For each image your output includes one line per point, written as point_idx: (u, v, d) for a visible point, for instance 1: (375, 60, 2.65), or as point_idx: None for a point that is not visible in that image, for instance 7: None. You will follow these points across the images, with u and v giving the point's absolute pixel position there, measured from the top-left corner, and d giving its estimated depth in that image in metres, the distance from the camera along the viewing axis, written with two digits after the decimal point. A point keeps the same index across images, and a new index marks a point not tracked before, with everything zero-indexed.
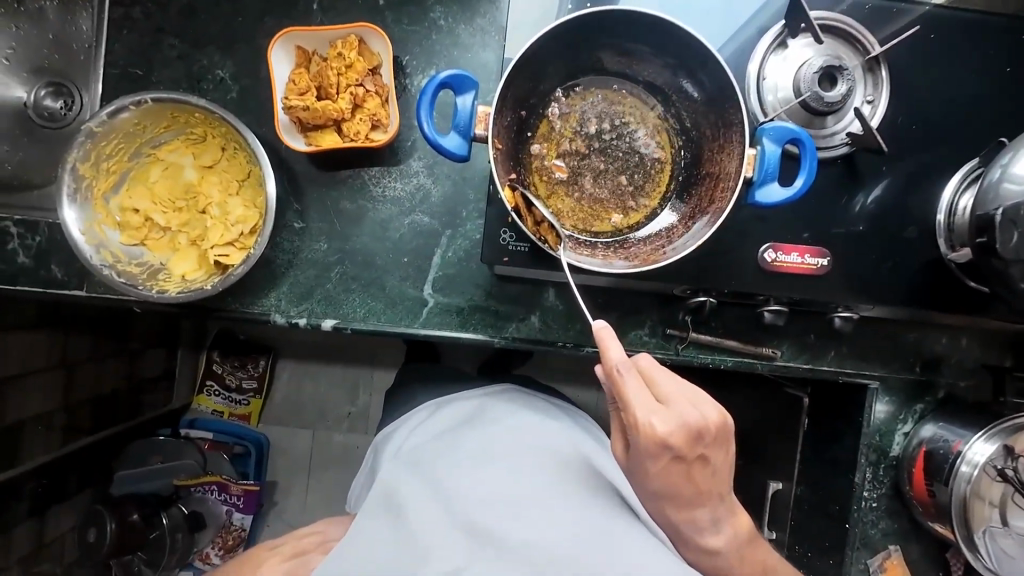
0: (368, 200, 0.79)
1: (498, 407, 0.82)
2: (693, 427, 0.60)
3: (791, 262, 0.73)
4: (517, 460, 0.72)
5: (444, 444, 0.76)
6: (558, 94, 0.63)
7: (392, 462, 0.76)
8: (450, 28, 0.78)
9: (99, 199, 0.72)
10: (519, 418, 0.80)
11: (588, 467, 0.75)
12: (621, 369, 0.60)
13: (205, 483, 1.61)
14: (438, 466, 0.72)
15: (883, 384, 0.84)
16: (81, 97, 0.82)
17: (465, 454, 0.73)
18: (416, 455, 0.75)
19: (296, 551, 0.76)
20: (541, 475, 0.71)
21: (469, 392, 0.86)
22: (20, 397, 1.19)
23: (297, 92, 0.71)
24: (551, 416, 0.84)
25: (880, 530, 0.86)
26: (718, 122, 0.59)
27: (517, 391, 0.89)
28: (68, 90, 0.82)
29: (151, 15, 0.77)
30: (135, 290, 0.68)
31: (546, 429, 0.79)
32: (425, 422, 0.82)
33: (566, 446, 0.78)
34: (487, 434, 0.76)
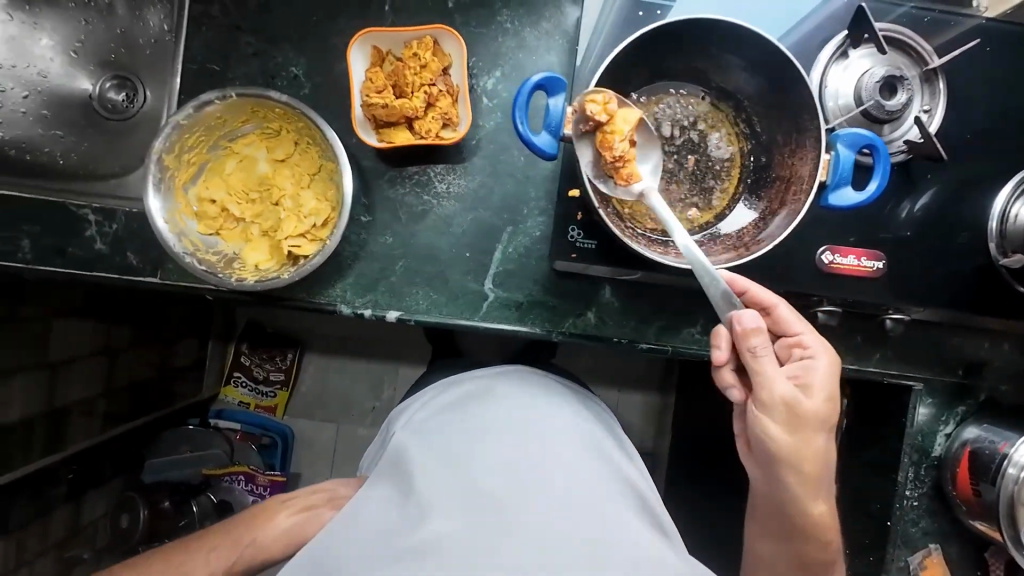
0: (433, 196, 0.81)
1: (509, 390, 0.82)
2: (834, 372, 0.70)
3: (848, 264, 0.76)
4: (521, 442, 0.71)
5: (451, 419, 0.78)
6: (633, 98, 0.65)
7: (406, 438, 0.77)
8: (517, 31, 0.81)
9: (179, 189, 0.75)
10: (527, 396, 0.81)
11: (590, 456, 0.74)
12: (772, 298, 0.69)
13: (232, 473, 1.60)
14: (446, 438, 0.74)
15: (927, 387, 0.87)
16: (143, 92, 0.98)
17: (474, 433, 0.73)
18: (428, 434, 0.76)
19: (306, 505, 0.80)
20: (544, 449, 0.71)
21: (482, 374, 0.88)
22: (71, 383, 1.21)
23: (374, 90, 0.73)
24: (562, 396, 0.86)
25: (920, 528, 0.88)
26: (791, 128, 0.61)
27: (530, 371, 0.90)
28: (134, 86, 0.98)
29: (229, 12, 0.78)
30: (218, 278, 0.71)
31: (555, 408, 0.80)
32: (437, 398, 0.85)
33: (570, 433, 0.76)
34: (495, 407, 0.78)
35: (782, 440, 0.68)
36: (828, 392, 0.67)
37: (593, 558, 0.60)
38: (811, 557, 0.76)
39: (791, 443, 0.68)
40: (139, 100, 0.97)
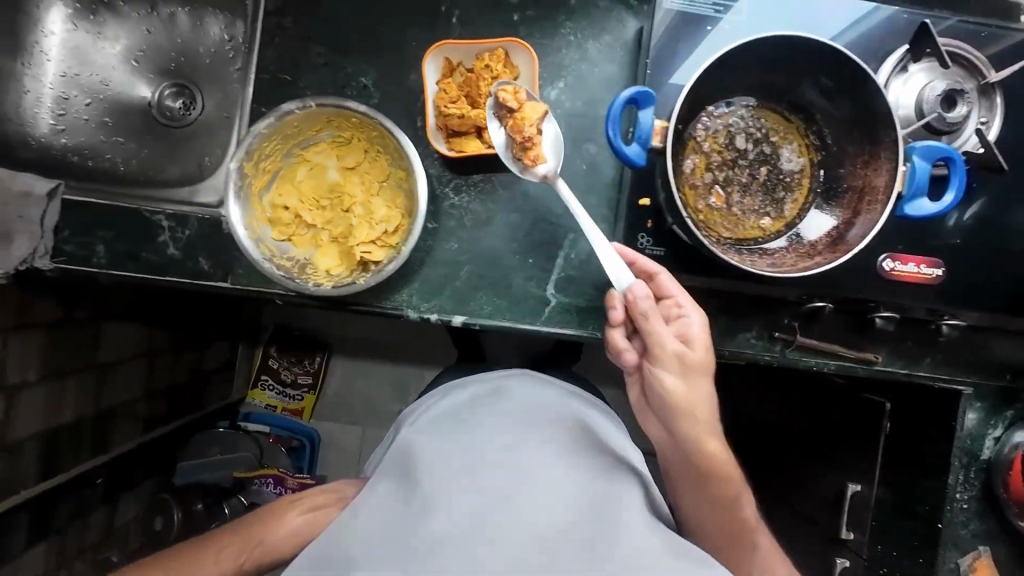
0: (497, 203, 0.83)
1: (513, 393, 0.86)
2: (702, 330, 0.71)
3: (908, 271, 0.79)
4: (518, 441, 0.73)
5: (457, 422, 0.81)
6: (708, 110, 0.67)
7: (410, 437, 0.80)
8: (579, 44, 0.83)
9: (255, 196, 0.76)
10: (532, 401, 0.84)
11: (586, 454, 0.75)
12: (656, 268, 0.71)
13: (262, 475, 1.52)
14: (450, 439, 0.76)
15: (976, 391, 0.89)
16: (200, 100, 1.00)
17: (474, 435, 0.75)
18: (431, 433, 0.79)
19: (314, 504, 0.83)
20: (547, 446, 0.73)
21: (488, 379, 0.91)
22: (117, 386, 1.23)
23: (448, 100, 0.75)
24: (568, 400, 0.89)
25: (970, 530, 0.90)
26: (865, 140, 0.63)
27: (538, 377, 0.94)
28: (192, 94, 1.00)
29: (302, 23, 0.81)
30: (296, 284, 0.72)
31: (560, 412, 0.83)
32: (444, 400, 0.89)
33: (566, 433, 0.78)
34: (499, 413, 0.81)
35: (676, 394, 0.71)
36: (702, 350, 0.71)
37: (590, 555, 0.60)
38: (741, 523, 0.77)
39: (679, 399, 0.71)
40: (197, 107, 0.99)
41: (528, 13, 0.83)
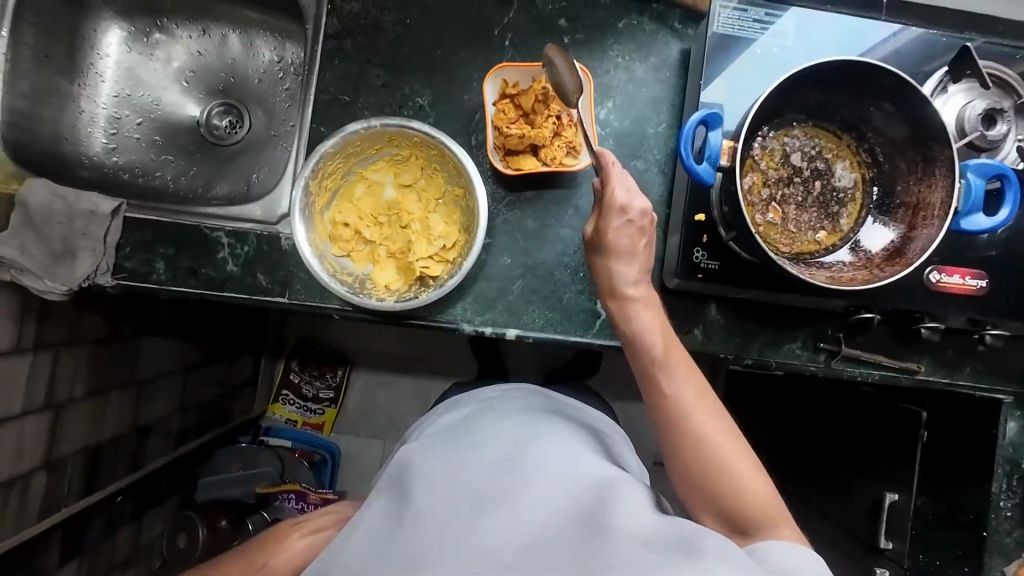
0: (549, 218, 0.85)
1: (507, 406, 0.91)
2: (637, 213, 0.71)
3: (954, 283, 0.80)
4: (506, 442, 0.77)
5: (453, 435, 0.85)
6: (764, 129, 0.70)
7: (410, 450, 0.85)
8: (627, 65, 0.86)
9: (317, 213, 0.78)
10: (525, 412, 0.87)
11: (577, 447, 0.78)
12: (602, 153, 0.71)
13: (284, 491, 1.51)
14: (445, 450, 0.79)
15: (1015, 399, 0.91)
16: (249, 118, 1.02)
17: (467, 442, 0.80)
18: (428, 444, 0.84)
19: (317, 526, 0.86)
20: (539, 446, 0.75)
21: (486, 396, 0.97)
22: (152, 401, 1.23)
23: (507, 121, 0.78)
24: (560, 413, 0.92)
25: (1014, 538, 0.91)
26: (919, 158, 0.66)
27: (532, 392, 0.98)
28: (241, 113, 1.02)
29: (361, 47, 0.83)
30: (360, 299, 0.74)
31: (553, 421, 0.86)
32: (444, 419, 0.93)
33: (555, 430, 0.81)
34: (492, 424, 0.84)
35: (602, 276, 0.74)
36: (621, 240, 0.72)
37: (586, 539, 0.60)
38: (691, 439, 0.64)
39: (606, 287, 0.74)
40: (246, 125, 1.01)
41: (577, 36, 0.86)
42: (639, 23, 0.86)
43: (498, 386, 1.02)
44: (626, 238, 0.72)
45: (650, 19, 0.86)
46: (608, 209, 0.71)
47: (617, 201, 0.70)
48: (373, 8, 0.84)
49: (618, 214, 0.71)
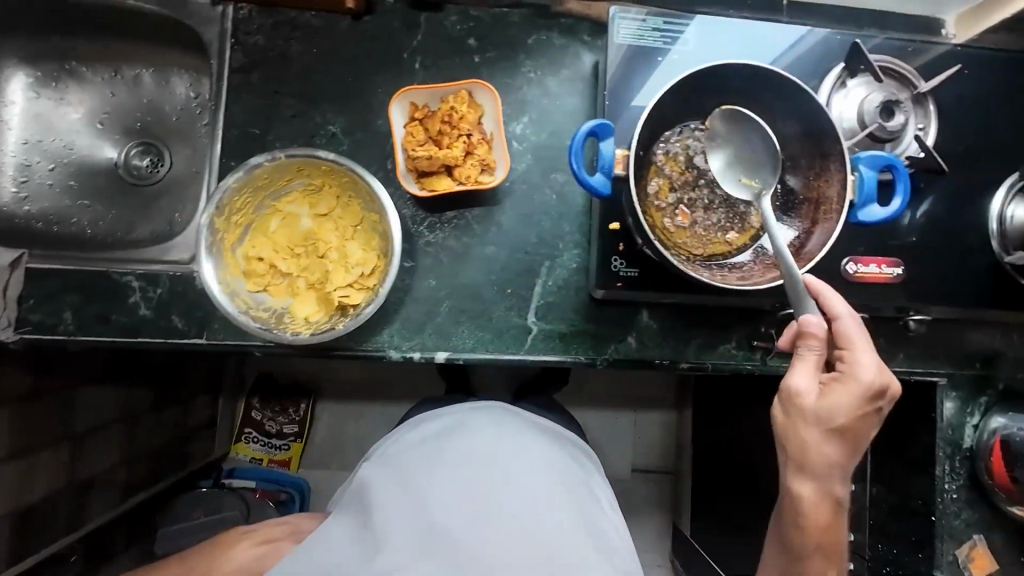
0: (472, 237, 0.84)
1: (481, 420, 0.88)
2: (874, 391, 0.64)
3: (871, 272, 0.80)
4: (481, 472, 0.77)
5: (422, 453, 0.83)
6: (665, 135, 0.71)
7: (377, 463, 0.84)
8: (540, 80, 0.86)
9: (228, 250, 0.76)
10: (501, 432, 0.85)
11: (547, 483, 0.79)
12: (840, 308, 0.67)
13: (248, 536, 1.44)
14: (415, 476, 0.78)
15: (950, 380, 0.91)
16: (170, 156, 1.00)
17: (439, 464, 0.79)
18: (396, 459, 0.83)
19: (267, 537, 0.88)
20: (515, 489, 0.76)
21: (458, 407, 0.92)
22: (94, 457, 1.16)
23: (416, 143, 0.77)
24: (535, 432, 0.89)
25: (963, 520, 0.91)
26: (815, 153, 0.67)
27: (505, 407, 0.93)
28: (159, 151, 1.00)
29: (267, 78, 0.82)
30: (274, 335, 0.72)
31: (528, 442, 0.85)
32: (413, 434, 0.89)
33: (529, 461, 0.81)
34: (467, 446, 0.81)
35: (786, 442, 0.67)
36: (845, 415, 0.64)
37: None
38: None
39: (796, 459, 0.67)
40: (166, 163, 0.99)
41: (487, 55, 0.86)
42: (549, 38, 0.87)
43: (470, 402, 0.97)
44: (863, 423, 0.65)
45: (559, 33, 0.87)
46: (850, 383, 0.64)
47: (871, 383, 0.63)
48: (278, 38, 0.82)
49: (870, 397, 0.64)
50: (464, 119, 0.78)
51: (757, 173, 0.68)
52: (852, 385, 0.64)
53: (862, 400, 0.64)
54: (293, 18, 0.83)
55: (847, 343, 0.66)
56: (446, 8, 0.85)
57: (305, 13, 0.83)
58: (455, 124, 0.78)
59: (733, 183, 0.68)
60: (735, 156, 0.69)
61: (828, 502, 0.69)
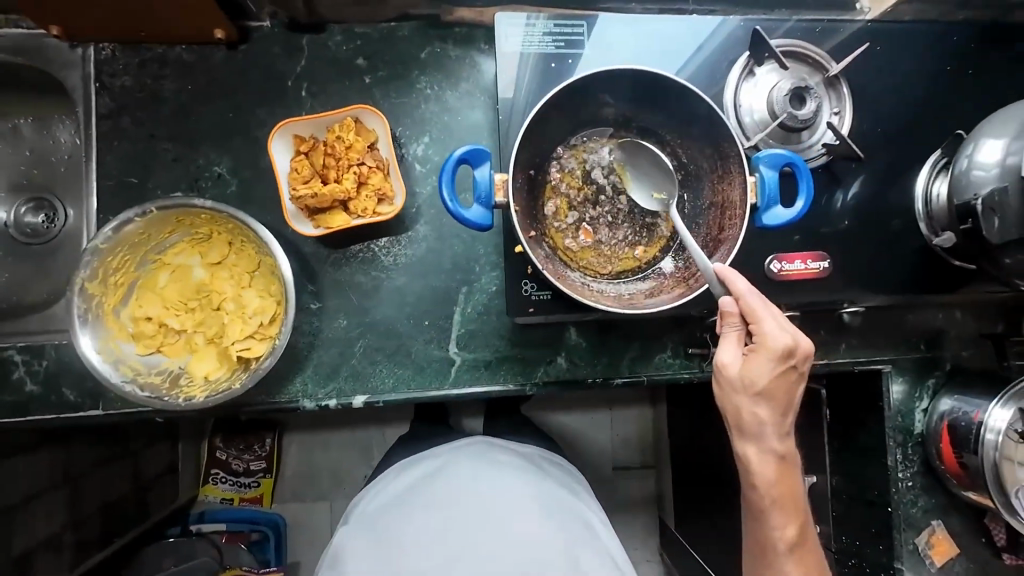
0: (381, 271, 0.80)
1: (459, 466, 0.85)
2: (787, 351, 0.59)
3: (796, 269, 0.77)
4: (461, 534, 0.77)
5: (399, 509, 0.81)
6: (560, 150, 0.71)
7: (355, 523, 0.83)
8: (438, 96, 0.81)
9: (110, 313, 0.71)
10: (482, 475, 0.84)
11: (531, 532, 0.78)
12: (742, 286, 0.61)
13: None
14: (393, 538, 0.78)
15: (895, 366, 0.87)
16: (65, 210, 0.89)
17: (417, 524, 0.79)
18: (373, 518, 0.83)
19: None
20: (496, 545, 0.76)
21: (438, 449, 0.90)
22: (16, 534, 0.96)
23: (301, 181, 0.72)
24: (521, 471, 0.86)
25: (920, 507, 0.88)
26: (715, 155, 0.66)
27: (489, 441, 0.92)
28: (50, 200, 0.90)
29: (140, 122, 0.76)
30: (163, 402, 0.66)
31: (508, 484, 0.83)
32: (394, 482, 0.86)
33: (511, 509, 0.80)
34: (448, 495, 0.81)
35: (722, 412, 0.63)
36: (769, 382, 0.60)
37: None
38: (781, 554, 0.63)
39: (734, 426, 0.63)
40: (59, 218, 0.88)
41: (379, 74, 0.80)
42: (444, 50, 0.81)
43: (452, 440, 0.93)
44: (786, 385, 0.61)
45: (453, 44, 0.82)
46: (764, 351, 0.59)
47: (783, 347, 0.59)
48: (147, 77, 0.76)
49: (785, 359, 0.60)
50: (356, 147, 0.73)
51: (662, 183, 0.69)
52: (766, 354, 0.59)
53: (781, 364, 0.60)
54: (163, 54, 0.77)
55: (751, 315, 0.60)
56: (329, 29, 0.80)
57: (175, 48, 0.77)
58: (342, 154, 0.73)
59: (644, 198, 0.70)
60: (636, 171, 0.70)
61: (775, 464, 0.63)
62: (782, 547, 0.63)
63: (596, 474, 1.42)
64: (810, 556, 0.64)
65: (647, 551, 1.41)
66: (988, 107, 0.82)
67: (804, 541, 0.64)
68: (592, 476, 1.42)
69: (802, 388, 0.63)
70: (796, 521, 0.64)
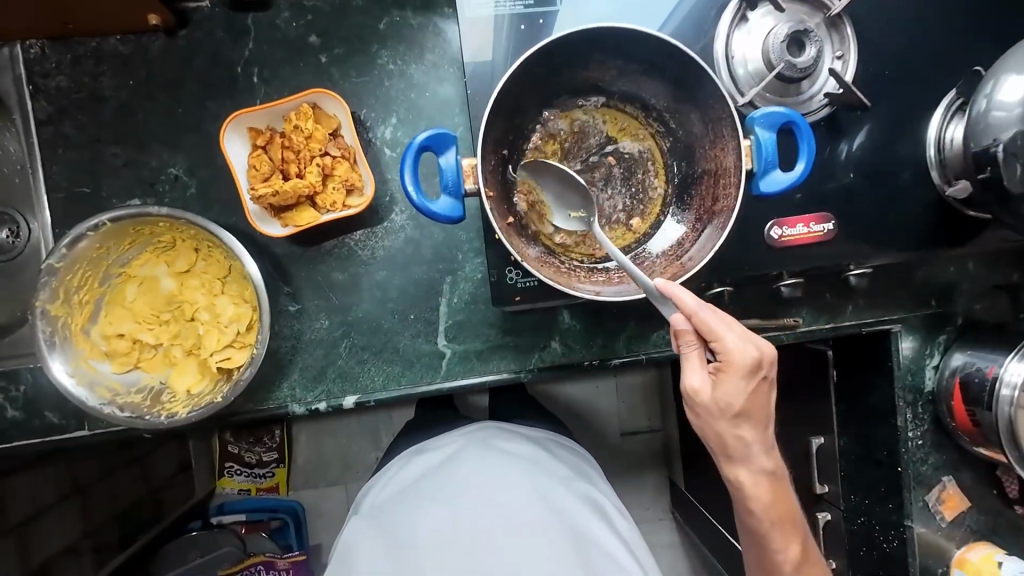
0: (358, 266, 0.76)
1: (468, 454, 0.80)
2: (755, 364, 0.58)
3: (798, 233, 0.73)
4: (471, 517, 0.71)
5: (405, 500, 0.75)
6: (538, 125, 0.66)
7: (359, 519, 0.77)
8: (402, 70, 0.74)
9: (79, 334, 0.68)
10: (488, 460, 0.79)
11: (547, 513, 0.73)
12: (692, 303, 0.57)
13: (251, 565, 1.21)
14: (400, 527, 0.72)
15: (905, 325, 0.84)
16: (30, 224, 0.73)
17: (425, 509, 0.72)
18: (378, 511, 0.77)
19: None
20: (506, 529, 0.70)
21: (452, 436, 0.86)
22: (26, 548, 0.93)
23: (261, 178, 0.67)
24: (534, 458, 0.82)
25: (930, 465, 0.87)
26: (706, 120, 0.61)
27: (497, 426, 0.88)
28: (10, 215, 0.73)
29: (83, 126, 0.71)
30: (144, 422, 0.64)
31: (520, 469, 0.78)
32: (399, 474, 0.82)
33: (523, 494, 0.74)
34: (455, 480, 0.76)
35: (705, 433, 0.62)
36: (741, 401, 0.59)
37: None
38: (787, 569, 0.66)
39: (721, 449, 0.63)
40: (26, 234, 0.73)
41: (335, 52, 0.73)
42: (403, 19, 0.74)
43: (458, 428, 0.90)
44: (759, 399, 0.61)
45: (413, 11, 0.74)
46: (732, 369, 0.58)
47: (749, 361, 0.58)
48: (83, 76, 0.71)
49: (753, 372, 0.59)
50: (317, 137, 0.68)
51: (577, 202, 0.64)
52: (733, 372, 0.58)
53: (749, 379, 0.59)
54: (97, 48, 0.71)
55: (713, 334, 0.58)
56: (275, 4, 0.72)
57: (109, 39, 0.71)
58: (302, 146, 0.67)
59: (564, 220, 0.65)
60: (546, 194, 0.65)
61: (769, 483, 0.65)
62: (788, 568, 0.66)
63: (604, 443, 1.42)
64: (814, 568, 0.67)
65: (658, 510, 1.42)
66: (1008, 37, 0.74)
67: (809, 557, 0.67)
68: (600, 445, 1.42)
69: (773, 395, 0.63)
70: (796, 539, 0.67)
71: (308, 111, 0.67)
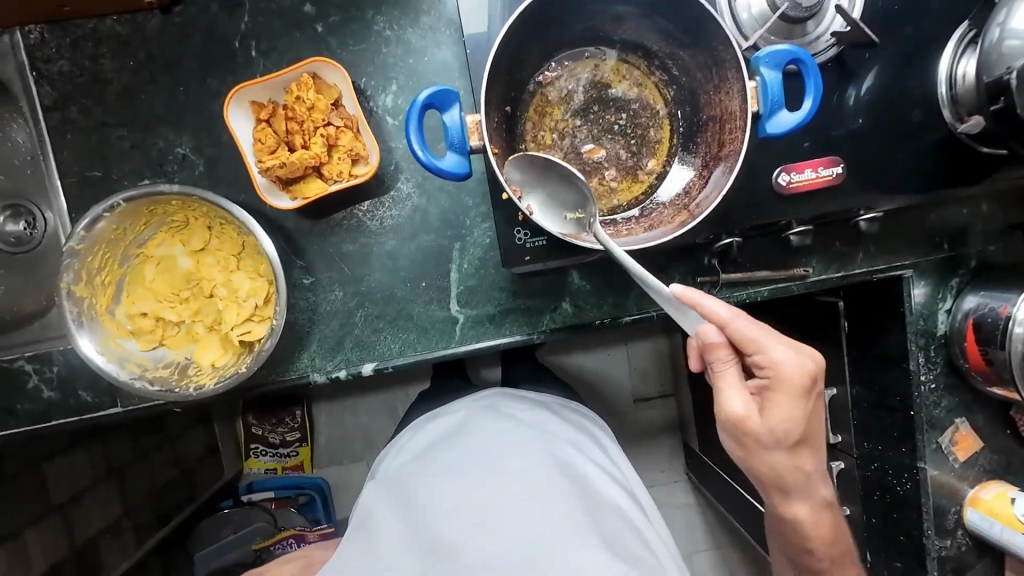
0: (368, 236, 0.77)
1: (481, 418, 0.83)
2: (803, 375, 0.64)
3: (807, 179, 0.72)
4: (485, 471, 0.72)
5: (423, 461, 0.78)
6: (539, 79, 0.66)
7: (378, 482, 0.79)
8: (399, 36, 0.74)
9: (105, 313, 0.70)
10: (501, 423, 0.81)
11: (559, 469, 0.75)
12: (723, 313, 0.62)
13: (282, 539, 1.27)
14: (418, 484, 0.73)
15: (916, 270, 0.83)
16: (45, 214, 0.76)
17: (441, 467, 0.74)
18: (396, 474, 0.79)
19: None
20: (519, 480, 0.71)
21: (464, 404, 0.89)
22: (73, 525, 0.98)
23: (268, 151, 0.68)
24: (545, 422, 0.85)
25: (944, 408, 0.87)
26: (709, 64, 0.60)
27: (504, 394, 0.91)
28: (26, 208, 0.76)
29: (89, 110, 0.72)
30: (174, 394, 0.66)
31: (532, 432, 0.80)
32: (412, 439, 0.85)
33: (536, 451, 0.76)
34: (471, 441, 0.78)
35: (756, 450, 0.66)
36: (790, 417, 0.64)
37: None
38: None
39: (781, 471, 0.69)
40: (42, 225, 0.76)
41: (330, 20, 0.73)
42: None
43: (470, 396, 0.93)
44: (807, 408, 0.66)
45: None
46: (780, 386, 0.63)
47: (794, 371, 0.63)
48: (84, 59, 0.71)
49: (802, 383, 0.64)
50: (321, 106, 0.68)
51: (573, 203, 0.62)
52: (772, 379, 0.63)
53: (801, 390, 0.64)
54: (95, 30, 0.71)
55: (754, 346, 0.63)
56: None
57: (106, 20, 0.71)
58: (305, 116, 0.68)
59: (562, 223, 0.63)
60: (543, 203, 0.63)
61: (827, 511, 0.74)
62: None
63: (617, 409, 1.44)
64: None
65: (673, 472, 1.45)
66: None
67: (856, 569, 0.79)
68: (613, 411, 1.44)
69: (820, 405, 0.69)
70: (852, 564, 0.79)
71: (308, 81, 0.68)
